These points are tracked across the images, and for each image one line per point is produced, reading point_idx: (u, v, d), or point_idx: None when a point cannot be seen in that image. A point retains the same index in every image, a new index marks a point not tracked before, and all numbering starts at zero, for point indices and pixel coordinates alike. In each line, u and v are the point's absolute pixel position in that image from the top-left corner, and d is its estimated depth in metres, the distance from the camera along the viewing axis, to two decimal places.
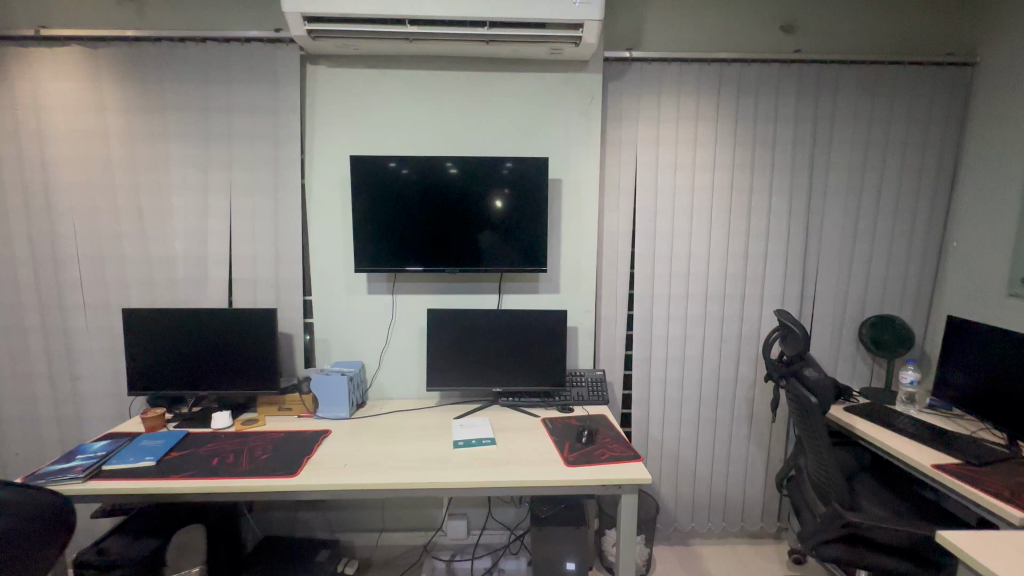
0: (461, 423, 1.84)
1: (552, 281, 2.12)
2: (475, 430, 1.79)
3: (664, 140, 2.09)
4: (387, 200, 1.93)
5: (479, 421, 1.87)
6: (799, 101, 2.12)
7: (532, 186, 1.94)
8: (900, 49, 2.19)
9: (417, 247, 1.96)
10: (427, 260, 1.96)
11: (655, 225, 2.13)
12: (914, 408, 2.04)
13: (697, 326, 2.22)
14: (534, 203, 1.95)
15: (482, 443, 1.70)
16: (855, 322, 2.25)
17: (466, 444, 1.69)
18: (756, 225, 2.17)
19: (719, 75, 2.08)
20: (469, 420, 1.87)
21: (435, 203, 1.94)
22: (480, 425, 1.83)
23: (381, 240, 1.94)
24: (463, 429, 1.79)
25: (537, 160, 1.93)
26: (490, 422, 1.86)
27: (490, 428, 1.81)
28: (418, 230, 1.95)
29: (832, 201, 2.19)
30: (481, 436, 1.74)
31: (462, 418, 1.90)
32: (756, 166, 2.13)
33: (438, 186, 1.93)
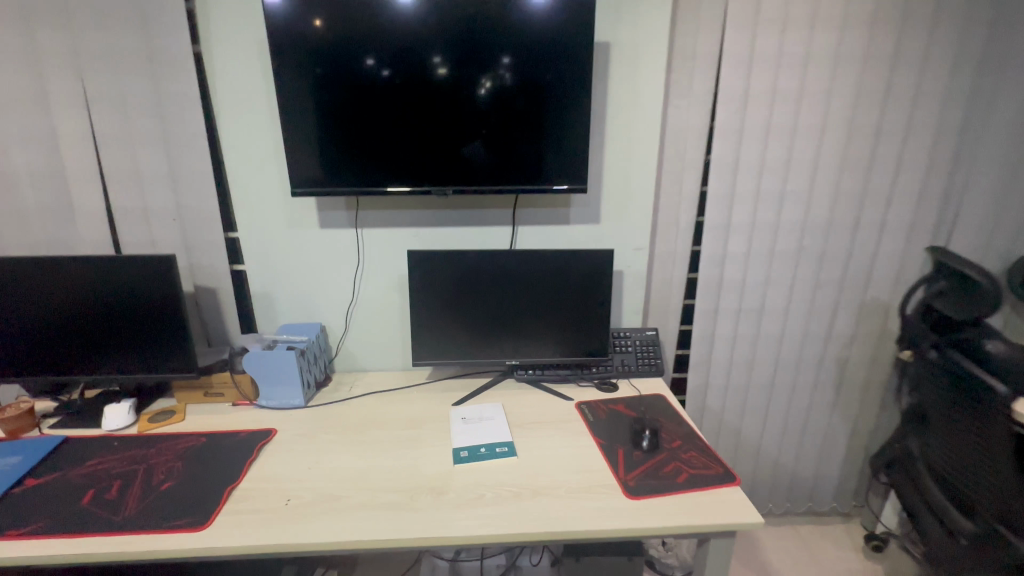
0: (463, 417, 1.29)
1: (589, 206, 1.46)
2: (485, 429, 1.25)
3: None
4: (330, 78, 1.21)
5: (489, 412, 1.32)
6: None
7: (565, 53, 1.23)
8: None
9: (384, 156, 1.27)
10: (400, 176, 1.29)
11: (744, 118, 1.42)
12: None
13: (786, 266, 1.60)
14: (567, 83, 1.25)
15: (496, 454, 1.15)
16: (1001, 259, 1.63)
17: (472, 455, 1.15)
18: (891, 119, 1.46)
19: None
20: (475, 412, 1.31)
21: (407, 83, 1.22)
22: (491, 421, 1.28)
23: (328, 146, 1.26)
24: (468, 429, 1.25)
25: (574, 10, 1.19)
26: (504, 414, 1.31)
27: (505, 426, 1.26)
28: (383, 128, 1.25)
29: (1010, 80, 1.45)
30: (494, 440, 1.20)
31: (464, 407, 1.34)
32: (907, 23, 1.37)
33: (414, 55, 1.20)
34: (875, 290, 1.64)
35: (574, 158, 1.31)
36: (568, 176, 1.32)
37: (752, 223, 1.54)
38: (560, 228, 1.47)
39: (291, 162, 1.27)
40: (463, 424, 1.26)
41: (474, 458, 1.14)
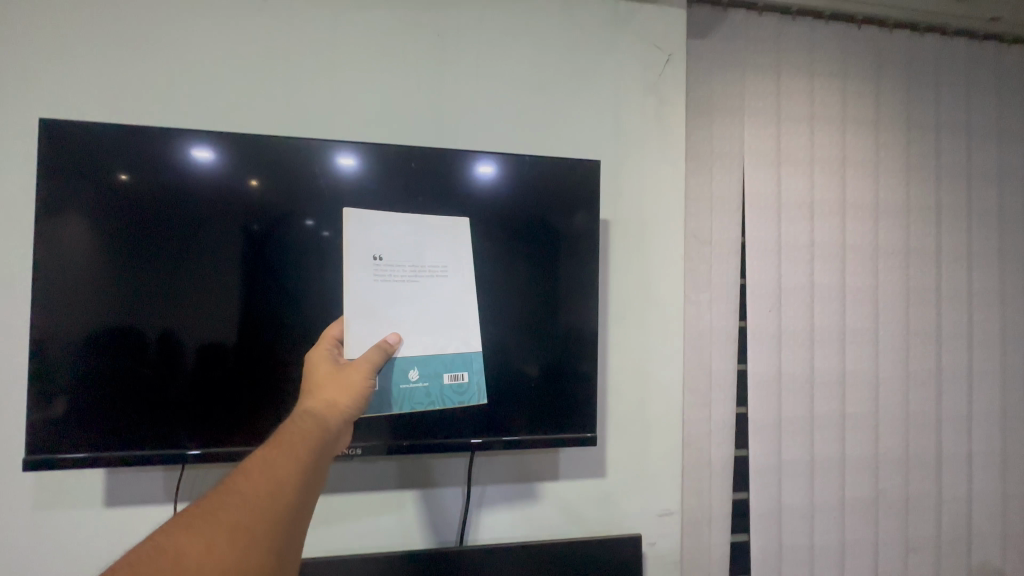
0: (379, 263, 0.72)
1: (587, 456, 0.95)
2: (425, 299, 0.73)
3: (787, 152, 1.07)
4: (177, 225, 0.74)
5: (433, 259, 0.75)
6: (999, 106, 1.18)
7: (556, 228, 0.87)
8: None
9: (248, 376, 0.76)
10: (276, 404, 0.77)
11: (780, 321, 1.06)
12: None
13: (866, 520, 1.09)
14: (559, 278, 0.87)
15: (443, 395, 0.73)
16: None
17: (396, 395, 0.71)
18: (949, 324, 1.14)
19: (877, 54, 1.12)
20: (405, 256, 0.73)
21: (320, 250, 0.78)
22: (440, 282, 0.74)
23: (77, 302, 0.71)
24: (387, 304, 0.71)
25: (553, 180, 0.87)
26: (466, 265, 0.77)
27: (469, 295, 0.76)
28: (252, 322, 0.76)
29: None
30: (445, 351, 0.73)
31: (382, 231, 0.73)
32: (941, 218, 1.14)
33: (242, 211, 0.76)
34: (981, 552, 1.14)
35: (568, 383, 0.87)
36: (562, 420, 0.87)
37: (812, 461, 1.06)
38: (557, 496, 0.93)
39: (70, 384, 0.71)
40: (376, 283, 0.71)
41: (399, 400, 0.71)
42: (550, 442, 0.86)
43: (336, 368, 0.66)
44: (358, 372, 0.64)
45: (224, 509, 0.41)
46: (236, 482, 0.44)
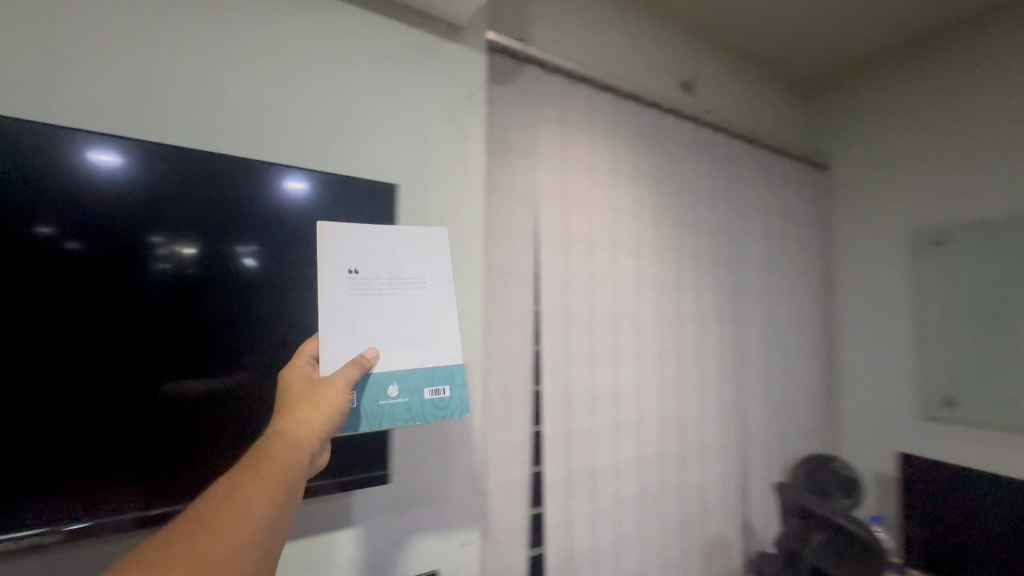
0: (351, 276, 0.69)
1: (385, 494, 0.89)
2: (408, 310, 0.71)
3: (573, 195, 1.23)
4: None
5: (407, 270, 0.73)
6: (715, 174, 1.56)
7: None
8: (780, 133, 1.86)
9: (147, 422, 0.64)
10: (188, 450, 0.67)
11: (568, 344, 1.18)
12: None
13: (635, 513, 1.26)
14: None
15: (422, 412, 0.70)
16: (783, 465, 1.64)
17: (374, 412, 0.67)
18: (687, 340, 1.43)
19: (636, 122, 1.38)
20: (380, 267, 0.71)
21: (175, 276, 0.67)
22: (414, 293, 0.72)
23: None
24: (363, 318, 0.68)
25: (359, 205, 0.82)
26: (444, 273, 0.76)
27: (451, 304, 0.74)
28: (134, 363, 0.64)
29: (752, 304, 1.63)
30: (425, 365, 0.71)
31: (355, 243, 0.70)
32: (681, 256, 1.44)
33: None
34: (713, 522, 1.43)
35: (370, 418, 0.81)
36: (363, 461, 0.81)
37: (595, 467, 1.20)
38: (350, 545, 0.84)
39: None
40: (351, 297, 0.68)
41: (376, 417, 0.67)
42: (350, 483, 0.78)
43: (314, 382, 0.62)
44: (337, 389, 0.60)
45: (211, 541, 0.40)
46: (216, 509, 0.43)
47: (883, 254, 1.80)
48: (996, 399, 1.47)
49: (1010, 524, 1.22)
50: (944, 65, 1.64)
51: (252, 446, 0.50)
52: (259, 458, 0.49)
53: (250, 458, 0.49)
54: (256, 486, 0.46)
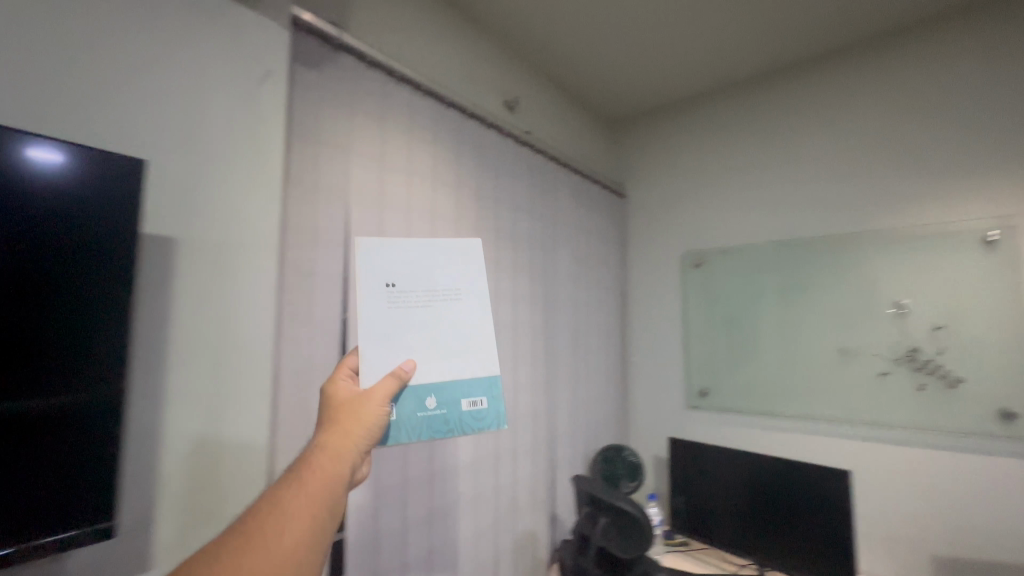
0: (388, 288, 0.77)
1: (121, 551, 0.69)
2: (439, 322, 0.79)
3: (390, 197, 1.17)
4: None
5: (445, 284, 0.82)
6: (532, 191, 1.68)
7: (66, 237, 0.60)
8: (589, 161, 2.10)
9: None
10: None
11: None
12: (662, 547, 1.68)
13: (447, 522, 1.25)
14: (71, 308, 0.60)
15: (461, 423, 0.76)
16: (584, 458, 1.82)
17: (420, 422, 0.74)
18: (503, 346, 1.49)
19: (459, 132, 1.40)
20: (415, 282, 0.79)
21: None
22: (455, 304, 0.82)
23: None
24: (402, 328, 0.76)
25: (106, 186, 0.64)
26: (478, 287, 0.84)
27: (480, 317, 0.82)
28: None
29: (562, 313, 1.78)
30: (464, 377, 0.78)
31: (392, 260, 0.78)
32: (498, 266, 1.50)
33: None
34: (523, 520, 1.51)
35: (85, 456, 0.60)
36: (64, 515, 0.59)
37: (405, 481, 1.15)
38: None
39: None
40: (388, 307, 0.76)
41: (413, 427, 0.73)
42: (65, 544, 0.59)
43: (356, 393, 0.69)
44: (373, 400, 0.67)
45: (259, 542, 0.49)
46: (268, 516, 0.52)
47: (661, 272, 2.16)
48: (732, 388, 1.88)
49: (734, 483, 1.56)
50: (704, 125, 2.09)
51: (300, 457, 0.59)
52: (306, 468, 0.57)
53: (299, 469, 0.57)
54: (302, 493, 0.54)
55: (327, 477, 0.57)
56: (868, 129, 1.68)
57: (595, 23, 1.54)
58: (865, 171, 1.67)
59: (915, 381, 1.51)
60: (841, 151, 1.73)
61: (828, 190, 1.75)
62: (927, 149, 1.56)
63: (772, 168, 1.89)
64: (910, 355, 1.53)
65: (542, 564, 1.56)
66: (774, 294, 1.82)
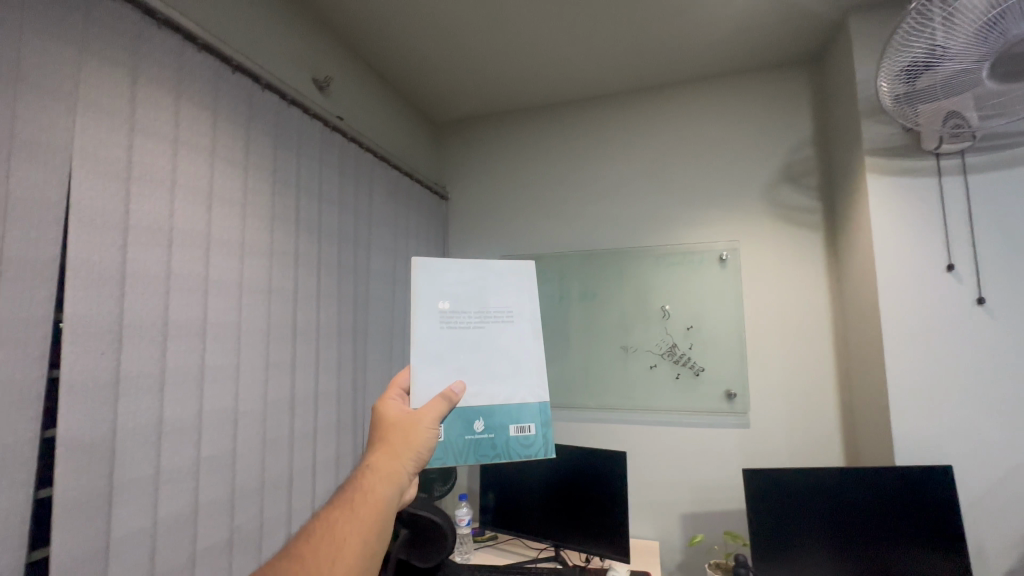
0: (445, 312, 0.82)
1: None
2: (489, 343, 0.83)
3: (142, 168, 0.93)
4: None
5: (498, 306, 0.86)
6: (342, 183, 1.54)
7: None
8: (409, 159, 2.04)
9: None
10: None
11: (117, 366, 0.87)
12: (472, 546, 1.70)
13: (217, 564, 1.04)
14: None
15: (512, 447, 0.81)
16: None
17: (467, 444, 0.80)
18: (298, 354, 1.33)
19: (249, 104, 1.19)
20: (472, 303, 0.84)
21: None
22: (506, 326, 0.85)
23: None
24: (455, 350, 0.81)
25: None
26: (531, 311, 0.87)
27: (532, 341, 0.85)
28: None
29: (372, 315, 1.69)
30: (511, 403, 0.82)
31: (446, 281, 0.84)
32: (296, 263, 1.33)
33: None
34: None
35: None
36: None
37: (155, 524, 0.92)
38: None
39: None
40: (443, 330, 0.81)
41: (467, 447, 0.80)
42: None
43: (404, 413, 0.73)
44: (421, 425, 0.72)
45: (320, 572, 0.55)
46: (323, 549, 0.57)
47: None
48: None
49: (532, 471, 1.68)
50: (519, 138, 2.22)
51: (355, 482, 0.64)
52: (360, 495, 0.63)
53: (352, 496, 0.63)
54: (354, 525, 0.60)
55: (374, 506, 0.62)
56: (646, 160, 2.00)
57: (414, 14, 1.50)
58: (641, 197, 1.99)
59: (673, 371, 1.84)
60: (624, 178, 2.03)
61: (617, 209, 2.02)
62: (685, 182, 1.93)
63: (574, 186, 2.11)
64: (671, 351, 1.85)
65: None
66: (574, 299, 2.03)
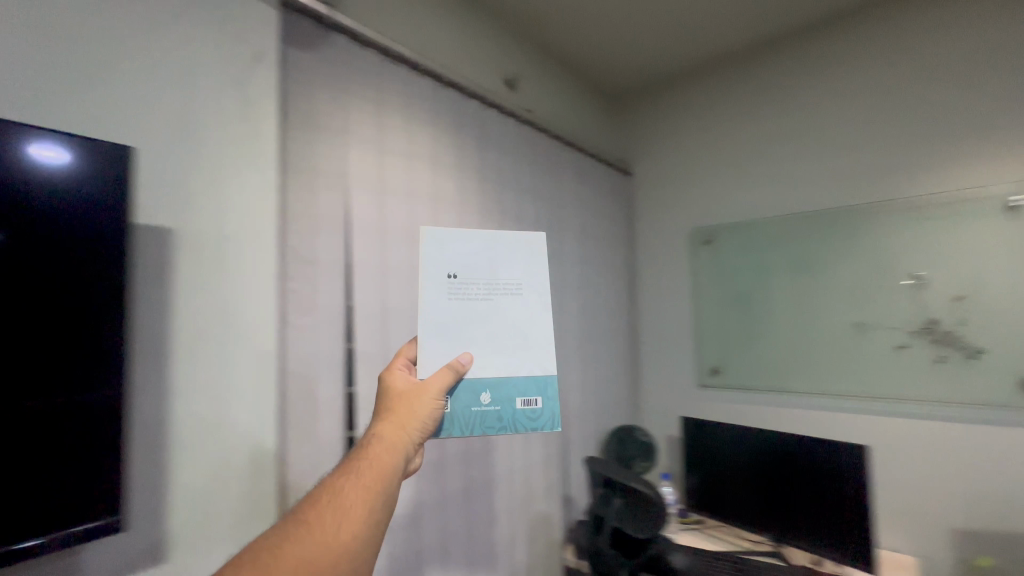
0: (451, 280, 0.83)
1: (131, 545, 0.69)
2: (499, 314, 0.84)
3: (390, 181, 1.15)
4: None
5: (506, 278, 0.86)
6: (535, 172, 1.64)
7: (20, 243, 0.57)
8: (592, 140, 2.05)
9: None
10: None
11: (385, 340, 1.10)
12: (677, 525, 1.67)
13: (460, 505, 1.25)
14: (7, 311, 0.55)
15: (517, 420, 0.80)
16: (596, 439, 1.82)
17: (475, 417, 0.78)
18: None
19: (459, 113, 1.36)
20: (480, 275, 0.85)
21: None
22: (514, 299, 0.86)
23: None
24: (464, 320, 0.81)
25: (99, 167, 0.63)
26: (538, 286, 0.88)
27: (538, 313, 0.86)
28: None
29: (570, 295, 1.76)
30: (518, 375, 0.82)
31: (452, 251, 0.84)
32: None
33: None
34: (536, 501, 1.51)
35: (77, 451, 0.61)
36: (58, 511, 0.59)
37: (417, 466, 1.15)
38: None
39: None
40: (450, 299, 0.82)
41: (477, 418, 0.78)
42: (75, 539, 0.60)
43: (408, 387, 0.74)
44: (424, 396, 0.73)
45: (328, 526, 0.53)
46: (328, 503, 0.55)
47: (670, 250, 2.13)
48: (745, 366, 1.86)
49: (746, 458, 1.55)
50: (710, 97, 2.03)
51: (362, 446, 0.64)
52: (368, 457, 0.62)
53: (359, 459, 0.62)
54: (360, 483, 0.58)
55: (382, 467, 0.61)
56: (877, 92, 1.62)
57: None
58: (879, 140, 1.62)
59: (935, 353, 1.47)
60: (852, 119, 1.67)
61: (843, 159, 1.69)
62: (944, 112, 1.51)
63: (776, 142, 1.84)
64: (929, 327, 1.48)
65: (557, 544, 1.56)
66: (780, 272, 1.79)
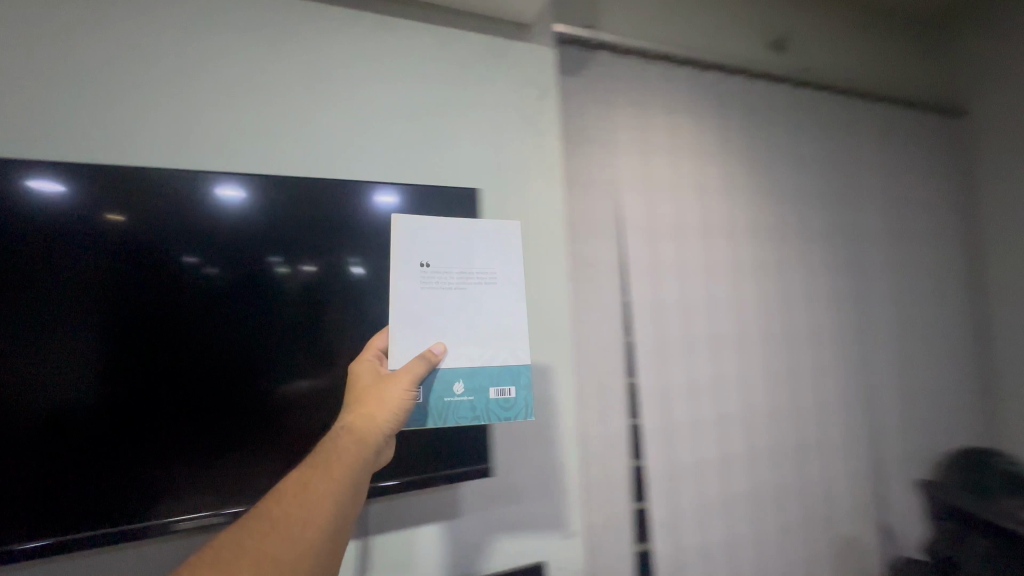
0: (426, 267, 0.69)
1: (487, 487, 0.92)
2: (472, 305, 0.70)
3: (655, 179, 1.17)
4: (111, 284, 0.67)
5: (481, 263, 0.72)
6: (817, 140, 1.41)
7: (280, 268, 0.75)
8: (896, 83, 1.62)
9: None
10: (79, 470, 0.65)
11: (660, 334, 1.13)
12: None
13: (746, 508, 1.18)
14: (86, 329, 0.66)
15: (491, 410, 0.69)
16: (927, 461, 1.43)
17: (438, 409, 0.67)
18: (796, 325, 1.30)
19: (721, 95, 1.28)
20: (450, 261, 0.70)
21: (309, 288, 0.76)
22: (488, 288, 0.71)
23: None
24: (432, 312, 0.68)
25: (453, 202, 0.86)
26: (516, 271, 0.73)
27: (517, 302, 0.71)
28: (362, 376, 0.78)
29: (875, 280, 1.44)
30: (499, 362, 0.70)
31: (432, 235, 0.70)
32: (781, 233, 1.31)
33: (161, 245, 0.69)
34: (840, 522, 1.29)
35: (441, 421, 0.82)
36: (382, 465, 0.78)
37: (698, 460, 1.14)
38: (464, 536, 0.90)
39: None
40: (423, 291, 0.68)
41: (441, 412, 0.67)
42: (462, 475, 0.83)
43: (378, 380, 0.65)
44: (410, 384, 0.64)
45: (298, 510, 0.48)
46: (308, 486, 0.50)
47: None
48: None
49: None
50: None
51: (330, 437, 0.57)
52: (333, 449, 0.55)
53: (324, 452, 0.54)
54: (339, 470, 0.52)
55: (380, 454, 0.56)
56: None
57: None
58: None
59: None
60: None
61: None
62: None
63: None
64: None
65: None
66: None
